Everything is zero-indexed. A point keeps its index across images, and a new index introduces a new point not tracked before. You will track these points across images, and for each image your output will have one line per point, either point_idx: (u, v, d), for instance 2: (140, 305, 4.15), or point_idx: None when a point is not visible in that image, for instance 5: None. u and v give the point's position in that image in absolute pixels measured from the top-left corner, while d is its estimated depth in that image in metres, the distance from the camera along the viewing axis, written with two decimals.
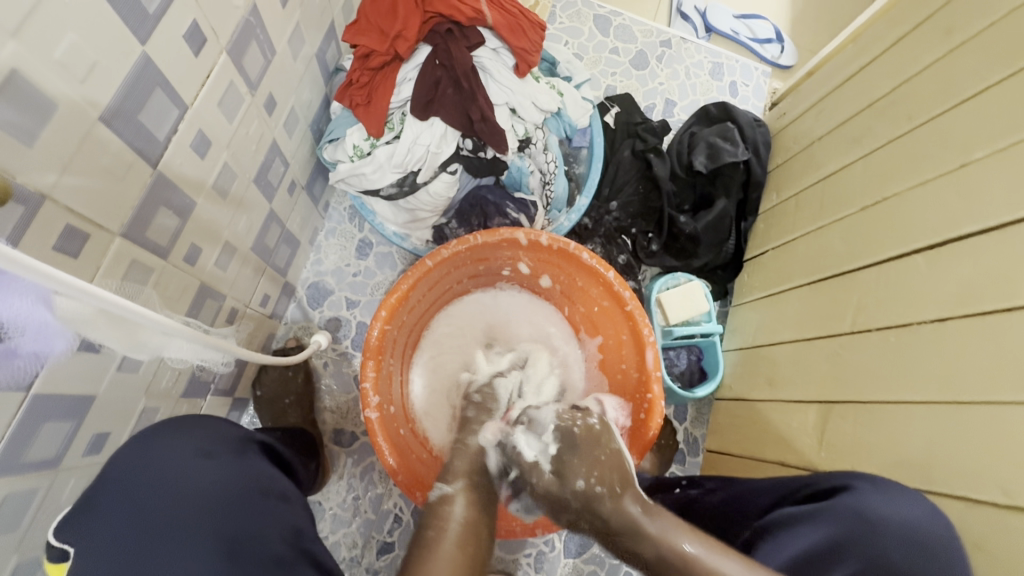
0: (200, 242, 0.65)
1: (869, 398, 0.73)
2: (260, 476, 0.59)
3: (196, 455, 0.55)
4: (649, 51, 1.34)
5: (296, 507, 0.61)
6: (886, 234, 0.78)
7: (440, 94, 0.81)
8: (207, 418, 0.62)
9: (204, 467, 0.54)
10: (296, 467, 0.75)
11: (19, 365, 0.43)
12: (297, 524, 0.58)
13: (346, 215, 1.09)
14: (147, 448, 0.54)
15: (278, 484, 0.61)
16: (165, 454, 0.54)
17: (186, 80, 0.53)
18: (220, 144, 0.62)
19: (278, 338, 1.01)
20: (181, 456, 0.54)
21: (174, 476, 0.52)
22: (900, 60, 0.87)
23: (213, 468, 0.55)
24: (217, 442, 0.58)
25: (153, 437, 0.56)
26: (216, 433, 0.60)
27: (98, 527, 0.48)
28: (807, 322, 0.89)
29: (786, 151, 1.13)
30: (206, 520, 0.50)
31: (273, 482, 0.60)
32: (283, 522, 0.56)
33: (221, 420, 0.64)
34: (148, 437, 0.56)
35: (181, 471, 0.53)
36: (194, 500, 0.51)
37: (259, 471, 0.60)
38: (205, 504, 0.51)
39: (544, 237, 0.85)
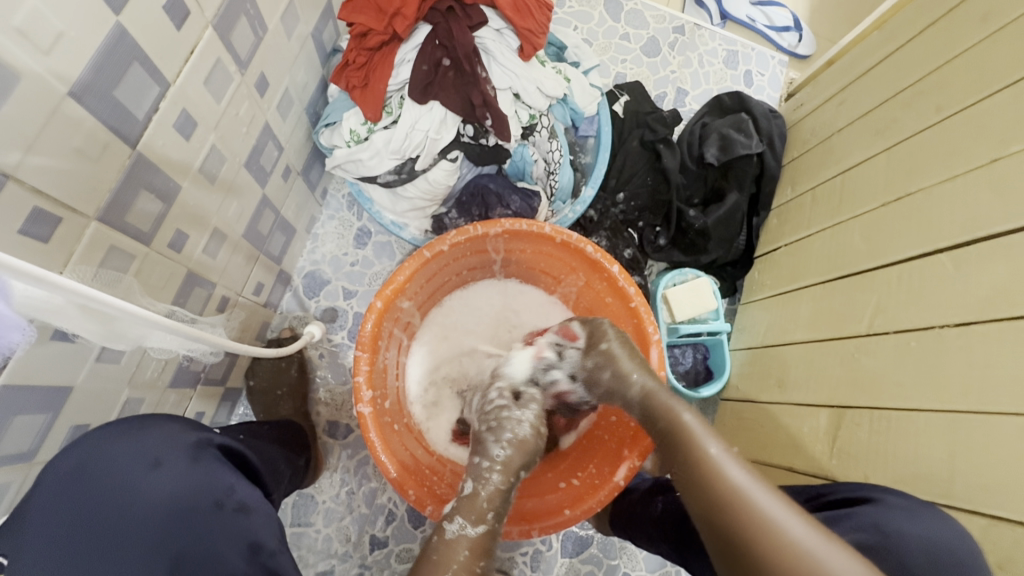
0: (186, 228, 0.63)
1: (884, 404, 0.70)
2: (217, 484, 0.53)
3: (142, 467, 0.51)
4: (661, 37, 1.30)
5: (271, 511, 0.56)
6: (908, 232, 0.74)
7: (440, 77, 0.77)
8: (168, 420, 0.58)
9: (151, 480, 0.50)
10: (266, 472, 0.67)
11: None
12: (256, 536, 0.52)
13: (344, 202, 1.06)
14: (90, 456, 0.50)
15: (236, 491, 0.54)
16: (111, 464, 0.50)
17: (167, 54, 0.50)
18: (207, 125, 0.59)
19: (273, 328, 0.99)
20: (127, 467, 0.50)
21: (120, 490, 0.49)
22: (933, 47, 0.82)
23: (163, 478, 0.51)
24: (171, 447, 0.53)
25: (100, 444, 0.51)
26: (173, 436, 0.55)
27: (36, 541, 0.47)
28: (819, 323, 0.86)
29: (803, 144, 1.09)
30: (149, 537, 0.48)
31: (230, 489, 0.53)
32: (234, 538, 0.51)
33: (189, 422, 0.60)
34: (94, 446, 0.51)
35: (125, 483, 0.49)
36: (142, 521, 0.48)
37: (221, 475, 0.54)
38: (149, 523, 0.48)
39: (547, 228, 0.82)
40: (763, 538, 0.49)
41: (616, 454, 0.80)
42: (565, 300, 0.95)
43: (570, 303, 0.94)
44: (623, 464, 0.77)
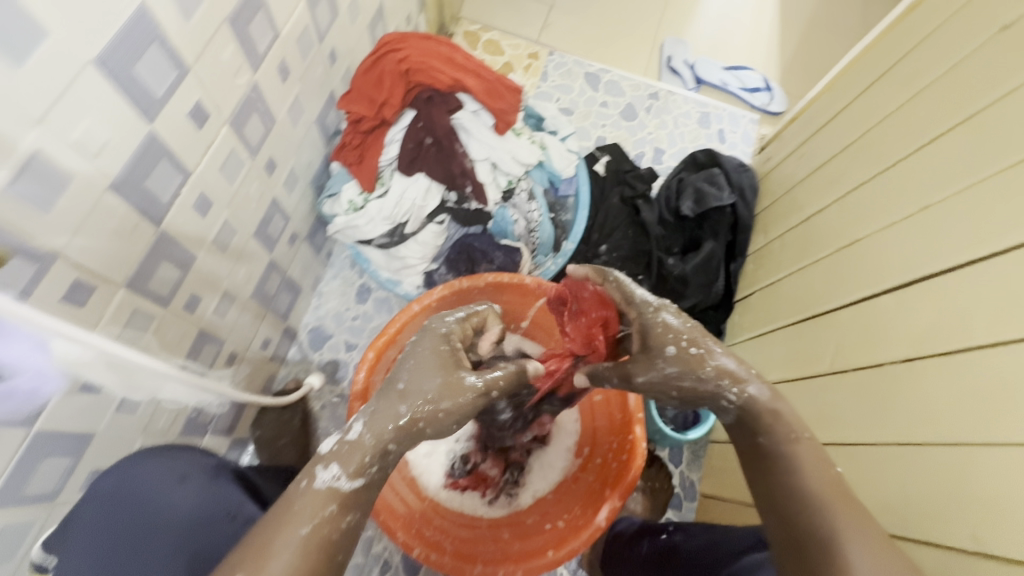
0: (201, 291, 0.72)
1: (845, 438, 0.73)
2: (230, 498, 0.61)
3: (171, 480, 0.60)
4: (637, 103, 1.42)
5: None
6: (861, 275, 0.80)
7: (423, 153, 0.88)
8: (182, 450, 0.65)
9: (176, 493, 0.60)
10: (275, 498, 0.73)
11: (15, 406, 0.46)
12: None
13: (347, 262, 1.16)
14: (126, 476, 0.59)
15: (247, 505, 0.62)
16: (144, 481, 0.60)
17: (190, 150, 0.60)
18: (221, 203, 0.70)
19: (278, 380, 1.06)
20: (159, 483, 0.60)
21: (149, 500, 0.59)
22: (870, 109, 0.91)
23: (184, 494, 0.60)
24: (197, 465, 0.63)
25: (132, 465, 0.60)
26: (199, 460, 0.64)
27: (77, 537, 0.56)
28: (791, 362, 0.90)
29: (771, 195, 1.17)
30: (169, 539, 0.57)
31: (241, 503, 0.62)
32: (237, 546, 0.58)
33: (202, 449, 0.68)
34: (128, 466, 0.60)
35: (156, 496, 0.59)
36: (164, 525, 0.58)
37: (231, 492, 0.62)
38: (172, 529, 0.58)
39: (527, 280, 0.90)
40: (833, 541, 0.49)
41: (599, 496, 0.84)
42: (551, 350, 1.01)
43: None
44: (605, 505, 0.80)
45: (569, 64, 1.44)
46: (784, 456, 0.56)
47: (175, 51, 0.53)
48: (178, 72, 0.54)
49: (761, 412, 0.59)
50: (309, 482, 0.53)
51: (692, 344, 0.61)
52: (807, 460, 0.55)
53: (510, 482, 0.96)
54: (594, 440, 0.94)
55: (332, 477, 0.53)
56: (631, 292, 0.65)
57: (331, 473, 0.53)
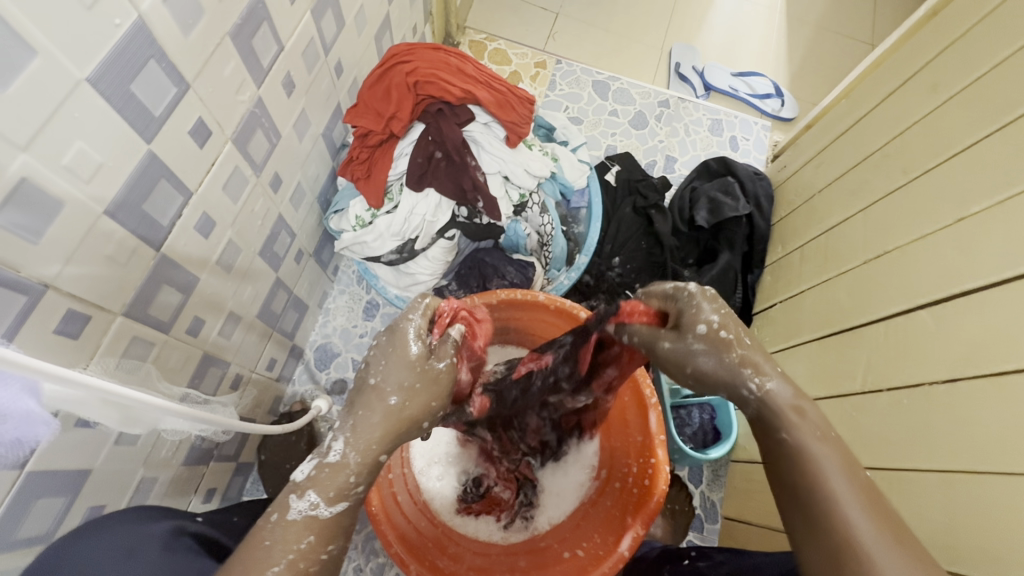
0: (204, 314, 0.69)
1: (884, 463, 0.69)
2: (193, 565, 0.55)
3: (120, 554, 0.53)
4: (647, 111, 1.39)
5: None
6: (891, 289, 0.76)
7: (433, 167, 0.84)
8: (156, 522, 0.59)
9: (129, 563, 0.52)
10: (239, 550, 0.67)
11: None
12: None
13: (354, 277, 1.13)
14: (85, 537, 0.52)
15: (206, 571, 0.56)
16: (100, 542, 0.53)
17: (192, 169, 0.58)
18: (224, 223, 0.67)
19: (285, 402, 1.04)
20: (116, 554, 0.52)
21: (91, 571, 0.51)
22: (894, 115, 0.88)
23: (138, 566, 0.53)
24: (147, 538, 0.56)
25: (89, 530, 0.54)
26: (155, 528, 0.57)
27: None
28: (817, 380, 0.86)
29: (789, 204, 1.13)
30: None
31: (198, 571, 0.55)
32: None
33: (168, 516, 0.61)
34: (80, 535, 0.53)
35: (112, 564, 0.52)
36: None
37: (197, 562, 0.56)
38: None
39: (541, 296, 0.87)
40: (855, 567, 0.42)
41: (620, 524, 0.80)
42: None
43: None
44: (627, 533, 0.77)
45: (577, 72, 1.41)
46: (806, 464, 0.47)
47: (174, 67, 0.51)
48: (177, 88, 0.52)
49: (779, 413, 0.49)
50: (281, 515, 0.47)
51: (723, 327, 0.52)
52: (827, 457, 0.47)
53: (525, 505, 0.93)
54: (612, 463, 0.90)
55: (307, 506, 0.47)
56: (666, 287, 0.58)
57: (304, 503, 0.48)
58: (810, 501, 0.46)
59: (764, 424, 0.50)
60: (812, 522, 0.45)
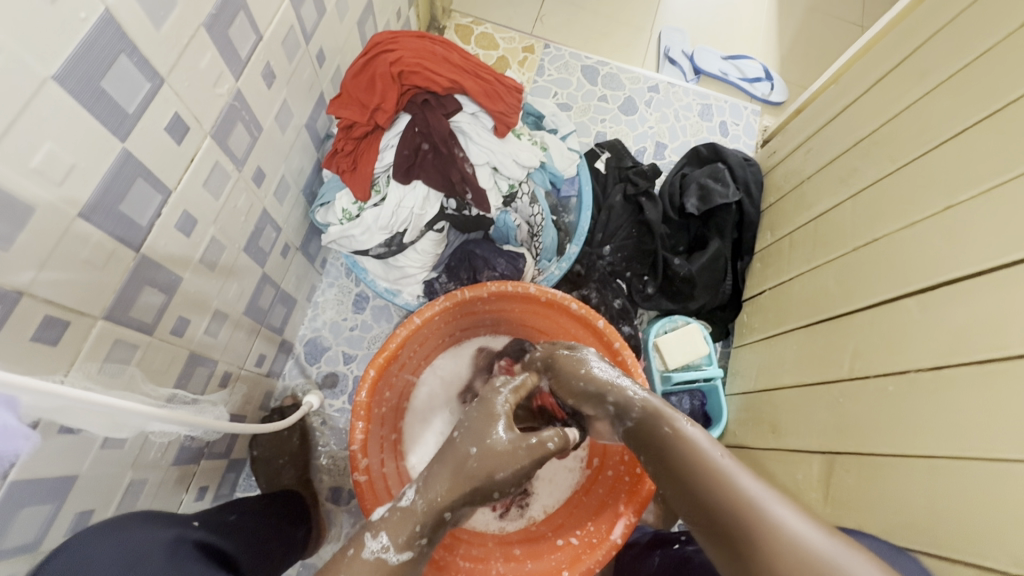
0: (189, 313, 0.68)
1: (869, 449, 0.70)
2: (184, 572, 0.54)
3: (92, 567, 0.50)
4: (637, 96, 1.37)
5: None
6: (878, 277, 0.77)
7: (420, 160, 0.82)
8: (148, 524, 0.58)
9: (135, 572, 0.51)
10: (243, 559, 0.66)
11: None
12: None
13: (343, 270, 1.12)
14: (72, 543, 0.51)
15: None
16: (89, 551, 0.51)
17: (169, 167, 0.56)
18: (207, 221, 0.65)
19: (275, 397, 1.03)
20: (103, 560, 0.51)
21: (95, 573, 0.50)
22: (884, 101, 0.87)
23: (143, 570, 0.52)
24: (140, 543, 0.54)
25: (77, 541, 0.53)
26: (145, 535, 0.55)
27: None
28: (803, 368, 0.87)
29: (778, 190, 1.13)
30: None
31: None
32: None
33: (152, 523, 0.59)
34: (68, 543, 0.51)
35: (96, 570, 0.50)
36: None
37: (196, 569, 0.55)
38: None
39: (532, 288, 0.87)
40: (758, 527, 0.49)
41: (613, 511, 0.81)
42: (532, 321, 0.95)
43: (533, 320, 0.94)
44: (620, 521, 0.78)
45: (566, 56, 1.39)
46: (675, 441, 0.59)
47: (146, 62, 0.49)
48: (151, 84, 0.50)
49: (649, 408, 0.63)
50: (356, 550, 0.57)
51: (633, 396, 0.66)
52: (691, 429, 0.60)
53: (519, 492, 0.95)
54: (604, 450, 0.91)
55: (380, 547, 0.57)
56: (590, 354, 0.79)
57: (378, 543, 0.58)
58: (708, 486, 0.54)
59: (647, 426, 0.62)
60: (718, 499, 0.53)
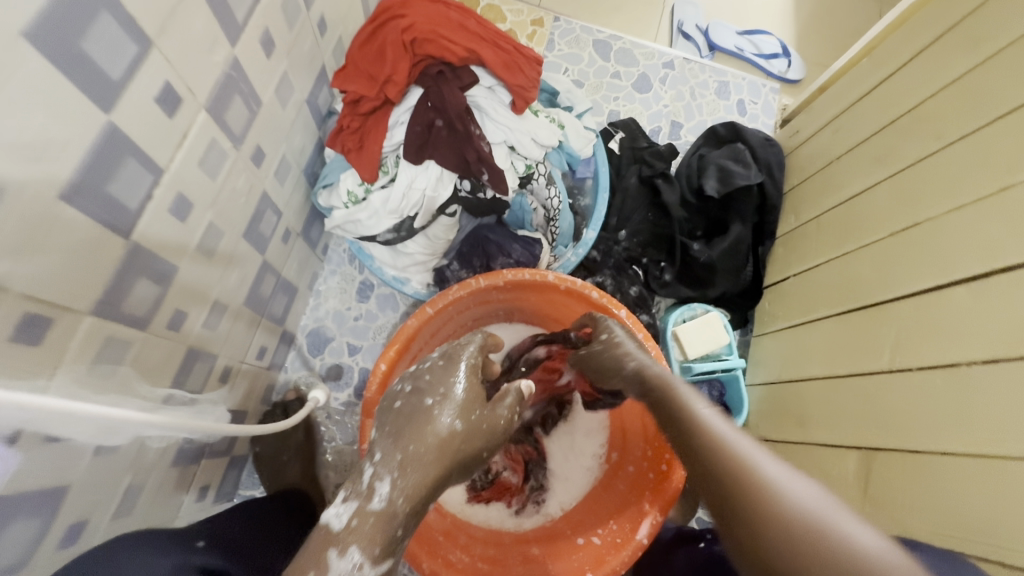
0: (186, 305, 0.62)
1: (916, 446, 0.66)
2: None
3: None
4: (651, 73, 1.31)
5: None
6: (923, 264, 0.73)
7: (434, 137, 0.76)
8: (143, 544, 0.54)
9: None
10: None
11: None
12: None
13: (346, 256, 1.07)
14: None
15: None
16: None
17: (160, 144, 0.50)
18: (203, 204, 0.59)
19: (278, 390, 0.98)
20: None
21: None
22: (926, 74, 0.82)
23: None
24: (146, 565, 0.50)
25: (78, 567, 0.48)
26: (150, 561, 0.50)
27: None
28: (835, 358, 0.83)
29: (802, 172, 1.08)
30: None
31: None
32: None
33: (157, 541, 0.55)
34: None
35: None
36: None
37: None
38: None
39: (551, 276, 0.82)
40: (711, 458, 0.49)
41: (637, 510, 0.77)
42: (550, 311, 0.90)
43: (549, 309, 0.90)
44: (645, 520, 0.74)
45: (576, 30, 1.31)
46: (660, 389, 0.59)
47: (133, 21, 0.43)
48: (138, 47, 0.44)
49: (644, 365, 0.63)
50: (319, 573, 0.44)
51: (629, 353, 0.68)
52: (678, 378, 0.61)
53: (536, 489, 0.91)
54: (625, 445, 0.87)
55: (351, 564, 0.45)
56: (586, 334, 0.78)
57: (349, 560, 0.45)
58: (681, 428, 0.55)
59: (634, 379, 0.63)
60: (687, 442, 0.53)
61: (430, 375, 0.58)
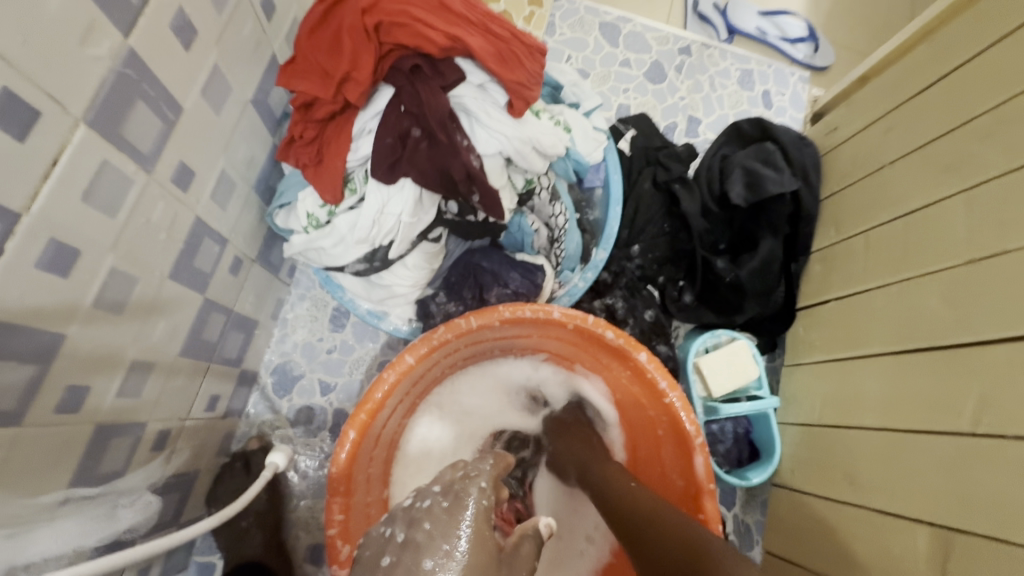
0: (87, 379, 0.48)
1: (1012, 537, 0.53)
2: None
3: None
4: (666, 61, 1.15)
5: None
6: (1011, 303, 0.59)
7: (411, 150, 0.61)
8: None
9: None
10: None
11: None
12: None
13: (316, 278, 0.92)
14: None
15: None
16: None
17: (6, 178, 0.35)
18: (98, 249, 0.45)
19: (238, 438, 0.85)
20: None
21: None
22: (1011, 66, 0.66)
23: None
24: None
25: None
26: None
27: None
28: (897, 407, 0.70)
29: (845, 177, 0.93)
30: None
31: None
32: None
33: None
34: None
35: None
36: None
37: None
38: None
39: (557, 312, 0.68)
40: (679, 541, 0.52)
41: None
42: (555, 346, 0.76)
43: (553, 345, 0.76)
44: None
45: (580, 11, 1.15)
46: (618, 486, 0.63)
47: None
48: None
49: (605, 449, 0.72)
50: None
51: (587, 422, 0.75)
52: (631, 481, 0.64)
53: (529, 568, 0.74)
54: None
55: None
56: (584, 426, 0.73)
57: None
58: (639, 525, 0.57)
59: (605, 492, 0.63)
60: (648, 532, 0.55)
61: (429, 524, 0.44)
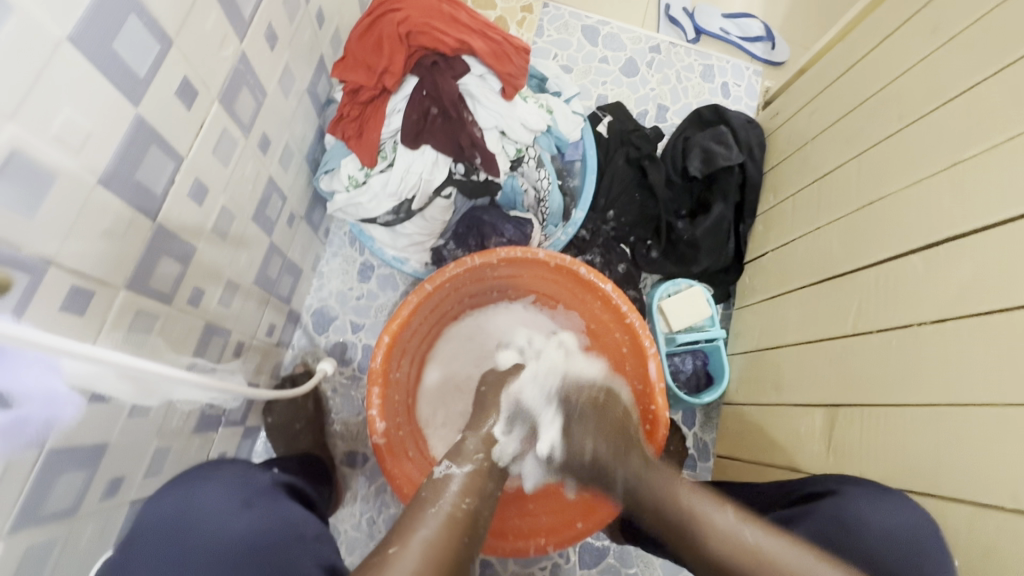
0: (204, 284, 0.67)
1: (872, 399, 0.74)
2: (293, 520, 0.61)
3: (235, 506, 0.58)
4: (638, 58, 1.35)
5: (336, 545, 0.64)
6: (882, 235, 0.79)
7: (430, 124, 0.82)
8: (229, 463, 0.65)
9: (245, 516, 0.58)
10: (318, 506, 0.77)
11: (30, 434, 0.46)
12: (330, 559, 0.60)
13: (346, 239, 1.12)
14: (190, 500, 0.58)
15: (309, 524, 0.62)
16: (206, 504, 0.58)
17: (180, 134, 0.55)
18: (217, 189, 0.64)
19: (286, 365, 1.03)
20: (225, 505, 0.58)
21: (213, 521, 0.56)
22: (891, 59, 0.86)
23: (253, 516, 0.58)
24: (248, 490, 0.61)
25: (196, 488, 0.60)
26: (247, 478, 0.64)
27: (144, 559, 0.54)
28: (810, 325, 0.89)
29: (781, 153, 1.12)
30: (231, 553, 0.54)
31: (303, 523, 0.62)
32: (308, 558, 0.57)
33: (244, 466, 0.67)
34: (191, 489, 0.59)
35: (222, 515, 0.57)
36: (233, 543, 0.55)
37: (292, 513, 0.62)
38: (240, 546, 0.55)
39: (541, 254, 0.87)
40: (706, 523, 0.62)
41: None
42: (543, 286, 0.96)
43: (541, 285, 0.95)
44: None
45: (565, 16, 1.35)
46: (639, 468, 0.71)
47: (156, 22, 0.47)
48: (161, 46, 0.49)
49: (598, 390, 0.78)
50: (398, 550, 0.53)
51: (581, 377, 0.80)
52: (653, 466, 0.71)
53: None
54: None
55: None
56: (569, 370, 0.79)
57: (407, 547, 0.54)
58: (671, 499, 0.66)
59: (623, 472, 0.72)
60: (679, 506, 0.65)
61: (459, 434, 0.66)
